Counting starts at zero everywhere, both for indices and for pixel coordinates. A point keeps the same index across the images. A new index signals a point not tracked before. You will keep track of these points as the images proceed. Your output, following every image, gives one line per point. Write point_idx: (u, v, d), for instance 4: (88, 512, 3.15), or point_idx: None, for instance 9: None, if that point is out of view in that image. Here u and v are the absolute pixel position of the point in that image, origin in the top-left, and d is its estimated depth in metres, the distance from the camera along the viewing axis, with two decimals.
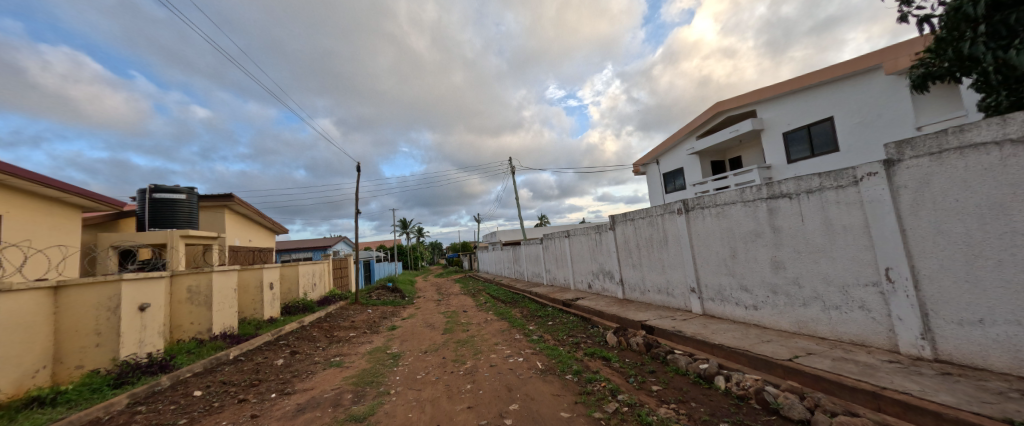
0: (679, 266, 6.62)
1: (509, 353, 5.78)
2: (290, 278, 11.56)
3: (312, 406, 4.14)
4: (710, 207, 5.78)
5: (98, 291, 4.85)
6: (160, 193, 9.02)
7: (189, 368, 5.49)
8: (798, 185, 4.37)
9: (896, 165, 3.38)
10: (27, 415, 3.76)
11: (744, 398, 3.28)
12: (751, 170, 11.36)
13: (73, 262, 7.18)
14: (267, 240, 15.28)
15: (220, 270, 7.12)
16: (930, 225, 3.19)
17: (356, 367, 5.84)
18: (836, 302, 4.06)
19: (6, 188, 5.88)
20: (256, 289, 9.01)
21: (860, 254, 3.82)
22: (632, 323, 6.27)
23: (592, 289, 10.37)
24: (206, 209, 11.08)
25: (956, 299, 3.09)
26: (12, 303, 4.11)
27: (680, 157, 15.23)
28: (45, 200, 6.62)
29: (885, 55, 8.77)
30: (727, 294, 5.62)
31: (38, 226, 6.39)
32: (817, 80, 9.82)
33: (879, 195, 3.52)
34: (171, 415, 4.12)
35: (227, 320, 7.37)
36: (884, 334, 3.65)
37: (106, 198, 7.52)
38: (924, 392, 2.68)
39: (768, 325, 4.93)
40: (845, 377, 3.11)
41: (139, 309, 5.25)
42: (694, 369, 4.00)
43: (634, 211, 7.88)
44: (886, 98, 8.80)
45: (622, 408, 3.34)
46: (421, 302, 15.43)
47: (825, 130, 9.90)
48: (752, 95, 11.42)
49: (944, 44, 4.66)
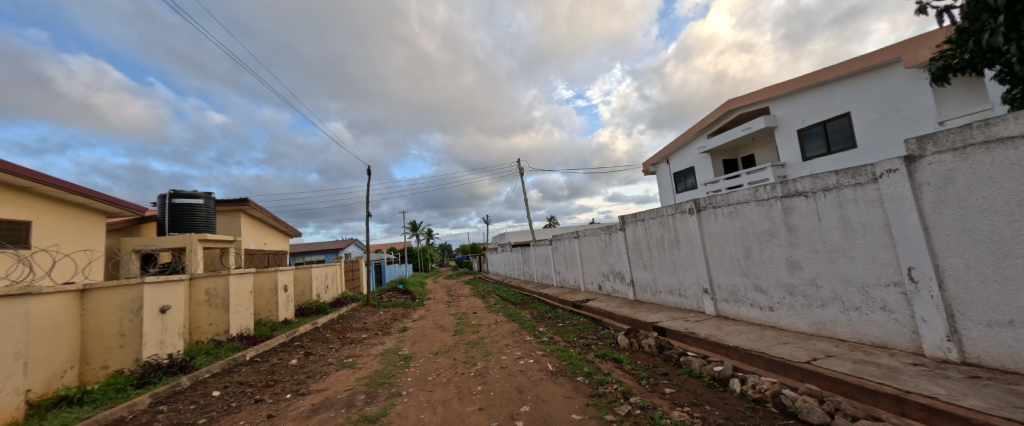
0: (691, 267, 6.55)
1: (519, 355, 5.78)
2: (303, 280, 11.76)
3: (325, 406, 4.19)
4: (723, 206, 5.68)
5: (122, 294, 5.02)
6: (179, 198, 9.30)
7: (207, 368, 5.63)
8: (815, 183, 4.28)
9: (917, 161, 3.28)
10: (56, 413, 3.92)
11: (760, 402, 3.21)
12: (765, 168, 11.14)
13: (98, 266, 7.42)
14: (280, 243, 15.61)
15: (236, 273, 7.30)
16: (956, 223, 3.09)
17: (368, 368, 5.91)
18: (856, 303, 3.95)
19: (31, 195, 6.14)
20: (271, 292, 9.18)
21: (881, 254, 3.72)
22: (644, 324, 6.22)
23: (602, 289, 10.30)
24: (222, 213, 11.37)
25: (984, 300, 2.98)
26: (43, 306, 4.25)
27: (690, 156, 15.05)
28: (72, 206, 6.88)
29: (904, 48, 8.55)
30: (742, 295, 5.52)
31: (64, 232, 6.65)
32: (834, 75, 9.58)
33: (899, 192, 3.41)
34: (191, 414, 4.22)
35: (243, 322, 7.53)
36: (908, 336, 3.53)
37: (128, 204, 7.75)
38: (951, 396, 2.58)
39: (784, 327, 4.82)
40: (867, 381, 3.02)
41: (160, 311, 5.42)
42: (708, 371, 3.94)
43: (645, 211, 7.80)
44: (907, 93, 8.56)
45: (634, 411, 3.31)
46: (431, 303, 15.54)
47: (841, 126, 9.65)
48: (765, 91, 11.21)
49: (964, 35, 4.50)
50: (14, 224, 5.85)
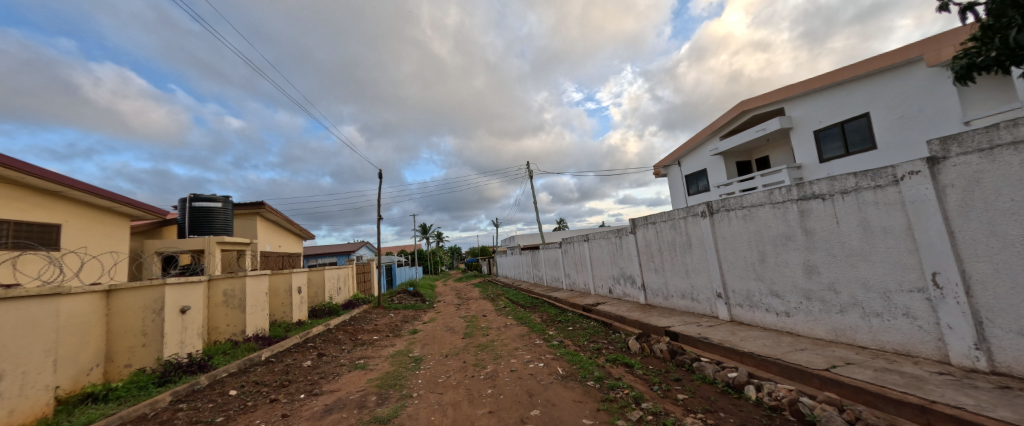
0: (704, 271, 6.45)
1: (529, 358, 5.76)
2: (316, 282, 11.95)
3: (338, 407, 4.25)
4: (737, 209, 5.58)
5: (145, 294, 5.19)
6: (199, 201, 9.59)
7: (225, 368, 5.77)
8: (832, 186, 4.18)
9: (941, 162, 3.19)
10: (83, 410, 4.08)
11: (777, 410, 3.13)
12: (779, 169, 10.92)
13: (122, 268, 7.69)
14: (294, 245, 15.90)
15: (252, 275, 7.47)
16: (983, 227, 2.98)
17: (379, 370, 5.98)
18: (877, 309, 3.84)
19: (63, 199, 6.44)
20: (286, 293, 9.37)
21: (903, 258, 3.60)
22: (656, 329, 6.13)
23: (613, 293, 10.21)
24: (239, 216, 11.67)
25: (1014, 307, 2.86)
26: (71, 305, 4.41)
27: (702, 158, 14.87)
28: (100, 209, 7.17)
29: (927, 46, 8.30)
30: (757, 300, 5.41)
31: (93, 235, 6.93)
32: (852, 75, 9.36)
33: (922, 196, 3.31)
34: (210, 412, 4.33)
35: (259, 323, 7.69)
36: (933, 343, 3.40)
37: (151, 207, 8.02)
38: (980, 407, 2.48)
39: (802, 333, 4.70)
40: (890, 390, 2.92)
41: (179, 311, 5.59)
42: (722, 377, 3.87)
43: (656, 214, 7.73)
44: (929, 92, 8.32)
45: (646, 417, 3.27)
46: (441, 306, 15.62)
47: (860, 126, 9.42)
48: (779, 92, 11.01)
49: (990, 32, 4.36)
50: (47, 227, 6.14)
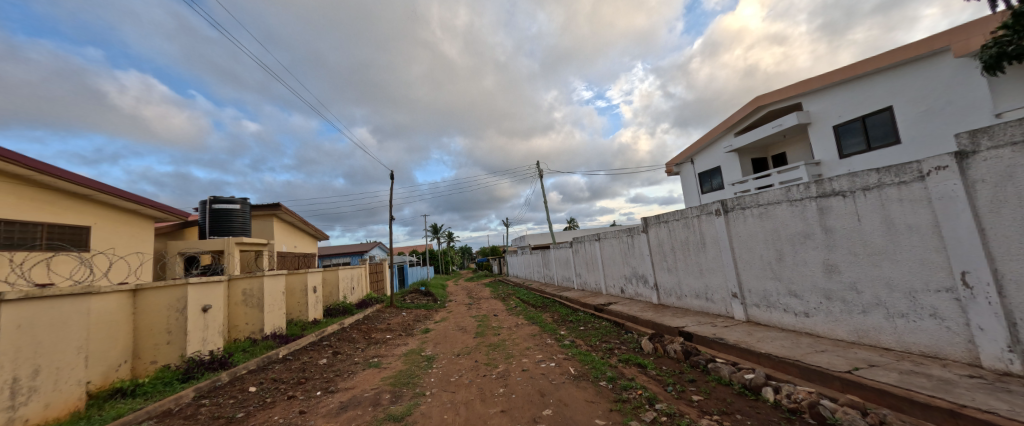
0: (718, 270, 6.34)
1: (541, 358, 5.75)
2: (330, 282, 12.16)
3: (353, 404, 4.32)
4: (753, 207, 5.46)
5: (169, 293, 5.37)
6: (218, 203, 9.87)
7: (244, 365, 5.93)
8: (853, 182, 4.06)
9: (970, 157, 3.06)
10: (112, 404, 4.25)
11: (797, 412, 3.06)
12: (797, 166, 10.64)
13: (147, 268, 7.97)
14: (309, 246, 16.21)
15: (270, 275, 7.66)
16: (1016, 224, 2.85)
17: (393, 368, 6.05)
18: (902, 309, 3.71)
19: (92, 202, 6.72)
20: (302, 293, 9.57)
21: (930, 256, 3.47)
22: (669, 329, 6.05)
23: (625, 293, 10.12)
24: (256, 217, 11.96)
25: None
26: (100, 304, 4.59)
27: (716, 155, 14.62)
28: (126, 212, 7.45)
29: (954, 36, 7.97)
30: (774, 300, 5.29)
31: (120, 236, 7.20)
32: (873, 67, 9.07)
33: (949, 192, 3.18)
34: (231, 408, 4.46)
35: (276, 322, 7.88)
36: (963, 345, 3.27)
37: (174, 210, 8.30)
38: (1014, 412, 2.37)
39: (822, 334, 4.58)
40: (916, 393, 2.82)
41: (201, 309, 5.76)
42: (738, 379, 3.79)
43: (668, 213, 7.63)
44: (957, 83, 7.99)
45: (660, 418, 3.23)
46: (452, 305, 15.72)
47: (882, 120, 9.11)
48: (796, 87, 10.74)
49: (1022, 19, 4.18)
50: (77, 229, 6.40)
